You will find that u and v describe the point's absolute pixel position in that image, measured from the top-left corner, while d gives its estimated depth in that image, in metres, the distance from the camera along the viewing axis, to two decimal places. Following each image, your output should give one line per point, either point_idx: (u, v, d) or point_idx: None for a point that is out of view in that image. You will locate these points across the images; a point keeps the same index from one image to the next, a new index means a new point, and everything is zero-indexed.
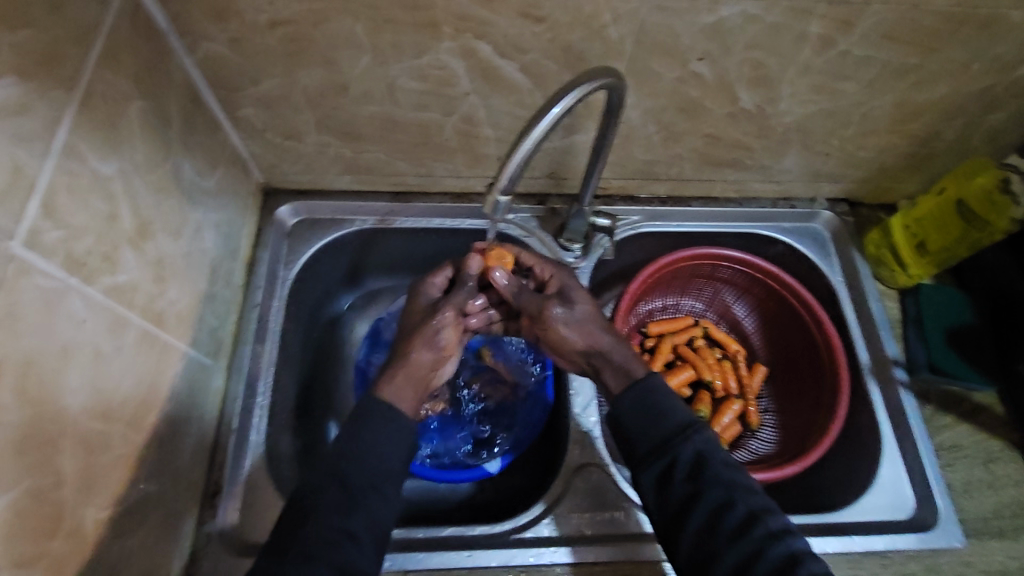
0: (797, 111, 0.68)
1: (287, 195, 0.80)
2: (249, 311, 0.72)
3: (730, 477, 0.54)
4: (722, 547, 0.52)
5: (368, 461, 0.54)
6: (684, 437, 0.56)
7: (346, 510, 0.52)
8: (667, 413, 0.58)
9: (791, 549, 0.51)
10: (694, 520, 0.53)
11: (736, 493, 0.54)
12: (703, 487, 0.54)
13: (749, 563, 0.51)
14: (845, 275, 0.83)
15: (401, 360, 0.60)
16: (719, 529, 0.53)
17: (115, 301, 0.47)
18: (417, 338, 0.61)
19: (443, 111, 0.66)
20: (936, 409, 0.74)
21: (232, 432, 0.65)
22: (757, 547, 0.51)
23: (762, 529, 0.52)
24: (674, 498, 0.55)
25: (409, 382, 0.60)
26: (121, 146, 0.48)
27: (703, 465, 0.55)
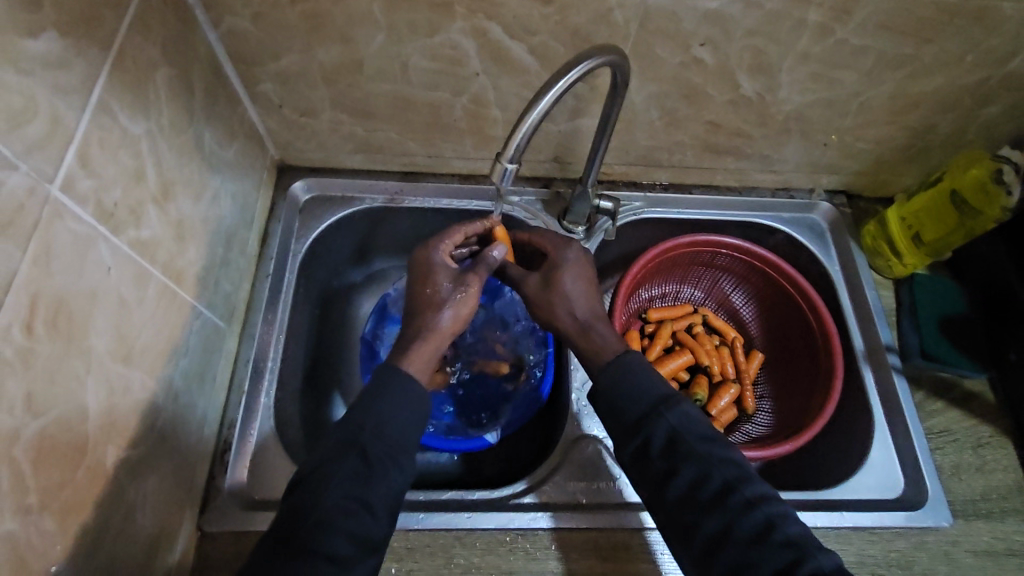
0: (796, 99, 0.71)
1: (301, 172, 0.83)
2: (262, 280, 0.75)
3: (705, 450, 0.55)
4: (701, 516, 0.53)
5: (379, 430, 0.53)
6: (657, 415, 0.57)
7: (359, 477, 0.51)
8: (643, 390, 0.58)
9: (768, 516, 0.52)
10: (672, 492, 0.55)
11: (711, 466, 0.54)
12: (676, 463, 0.55)
13: (725, 532, 0.52)
14: (842, 264, 0.85)
15: (426, 332, 0.60)
16: (695, 501, 0.54)
17: (138, 253, 0.50)
18: (443, 305, 0.61)
19: (454, 91, 0.69)
20: (928, 395, 0.76)
21: (242, 395, 0.67)
22: (734, 516, 0.52)
23: (738, 499, 0.52)
24: (652, 474, 0.56)
25: (433, 352, 0.60)
26: (148, 108, 0.51)
27: (678, 440, 0.55)
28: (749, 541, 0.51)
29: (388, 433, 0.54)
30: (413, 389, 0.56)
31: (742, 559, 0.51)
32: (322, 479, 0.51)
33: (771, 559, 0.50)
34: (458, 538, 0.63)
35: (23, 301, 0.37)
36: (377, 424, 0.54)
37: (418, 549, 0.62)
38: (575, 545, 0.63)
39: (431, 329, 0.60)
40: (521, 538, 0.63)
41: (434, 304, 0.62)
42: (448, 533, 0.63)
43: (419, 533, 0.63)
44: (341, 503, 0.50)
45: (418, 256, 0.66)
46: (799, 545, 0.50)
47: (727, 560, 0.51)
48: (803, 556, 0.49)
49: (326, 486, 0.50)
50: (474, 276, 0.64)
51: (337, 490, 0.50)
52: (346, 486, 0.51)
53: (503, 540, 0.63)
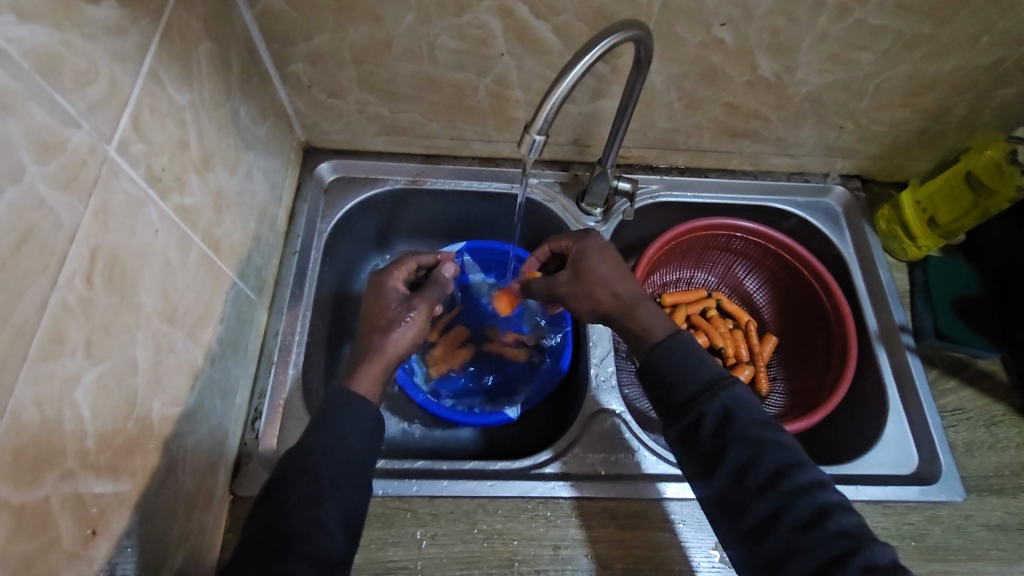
0: (814, 81, 0.72)
1: (326, 153, 0.85)
2: (289, 256, 0.77)
3: (759, 434, 0.55)
4: (752, 499, 0.54)
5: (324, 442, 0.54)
6: (709, 394, 0.58)
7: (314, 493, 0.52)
8: (695, 370, 0.59)
9: (821, 504, 0.52)
10: (723, 472, 0.55)
11: (763, 449, 0.55)
12: (728, 442, 0.55)
13: (775, 516, 0.52)
14: (856, 247, 0.86)
15: (375, 351, 0.63)
16: (745, 482, 0.54)
17: (182, 220, 0.52)
18: (394, 327, 0.65)
19: (479, 72, 0.71)
20: (941, 373, 0.77)
21: (272, 366, 0.70)
22: (785, 500, 0.52)
23: (790, 484, 0.53)
24: (701, 452, 0.57)
25: (382, 370, 0.63)
26: (191, 80, 0.53)
27: (730, 420, 0.56)
28: (800, 527, 0.51)
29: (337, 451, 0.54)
30: (361, 405, 0.58)
31: (793, 546, 0.51)
32: (280, 502, 0.51)
33: (823, 545, 0.50)
34: (480, 505, 0.65)
35: (84, 253, 0.39)
36: (323, 442, 0.54)
37: (442, 515, 0.64)
38: (596, 513, 0.65)
39: (380, 348, 0.63)
40: (542, 506, 0.65)
41: (386, 327, 0.65)
42: (471, 501, 0.65)
43: (443, 499, 0.64)
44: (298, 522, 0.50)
45: (374, 283, 0.71)
46: (853, 535, 0.50)
47: (776, 544, 0.51)
48: (857, 546, 0.49)
49: (280, 508, 0.51)
50: (422, 301, 0.69)
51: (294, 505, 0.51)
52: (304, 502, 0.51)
53: (525, 507, 0.65)
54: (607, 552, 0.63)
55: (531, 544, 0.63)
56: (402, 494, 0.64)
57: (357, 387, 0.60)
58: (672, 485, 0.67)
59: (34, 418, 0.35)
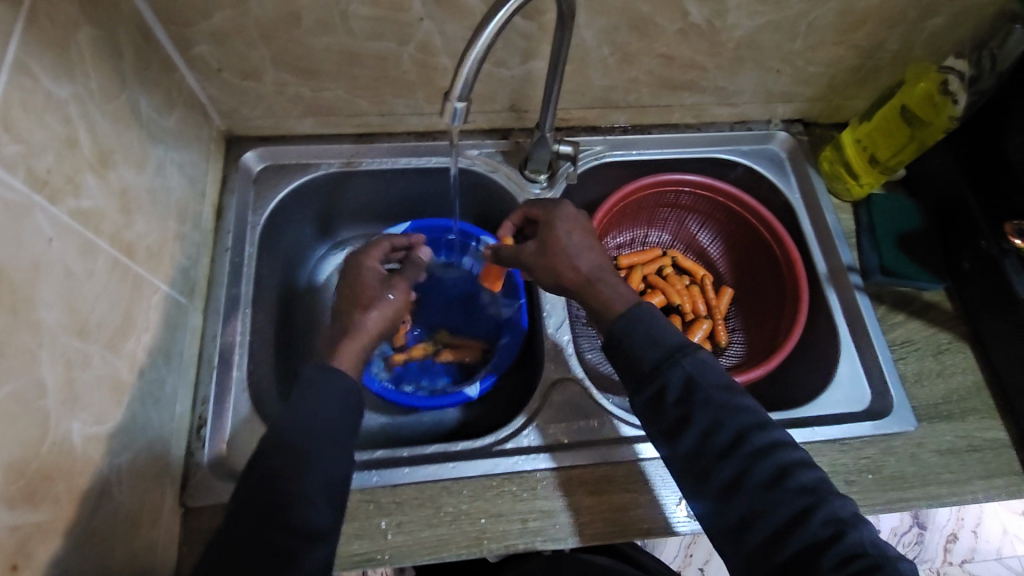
0: (746, 24, 0.70)
1: (250, 142, 0.80)
2: (221, 254, 0.73)
3: (724, 400, 0.54)
4: (717, 463, 0.53)
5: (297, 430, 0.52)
6: (671, 361, 0.56)
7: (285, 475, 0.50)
8: (658, 337, 0.58)
9: (784, 462, 0.52)
10: (688, 437, 0.54)
11: (723, 414, 0.54)
12: (692, 409, 0.54)
13: (740, 478, 0.52)
14: (801, 192, 0.86)
15: (353, 329, 0.63)
16: (711, 447, 0.53)
17: (81, 224, 0.48)
18: (368, 308, 0.64)
19: (400, 40, 0.67)
20: (889, 308, 0.78)
21: (213, 370, 0.67)
22: (749, 461, 0.52)
23: (754, 446, 0.52)
24: (665, 420, 0.56)
25: (361, 346, 0.62)
26: (72, 71, 0.48)
27: (694, 387, 0.55)
28: (765, 487, 0.51)
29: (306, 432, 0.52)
30: (340, 376, 0.56)
31: (757, 505, 0.51)
32: (259, 493, 0.49)
33: (787, 503, 0.50)
34: (444, 488, 0.63)
35: None
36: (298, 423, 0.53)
37: (406, 502, 0.62)
38: (563, 483, 0.64)
39: (357, 326, 0.63)
40: (507, 481, 0.64)
41: (365, 304, 0.65)
42: (434, 484, 0.63)
43: (406, 486, 0.63)
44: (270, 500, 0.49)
45: (351, 263, 0.70)
46: (816, 491, 0.50)
47: (742, 505, 0.51)
48: (821, 501, 0.50)
49: (257, 497, 0.49)
50: (403, 281, 0.69)
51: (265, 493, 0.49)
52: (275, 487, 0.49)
53: (490, 485, 0.64)
54: (577, 520, 0.63)
55: (499, 520, 0.62)
56: (363, 487, 0.63)
57: (340, 362, 0.60)
58: (638, 445, 0.67)
59: None
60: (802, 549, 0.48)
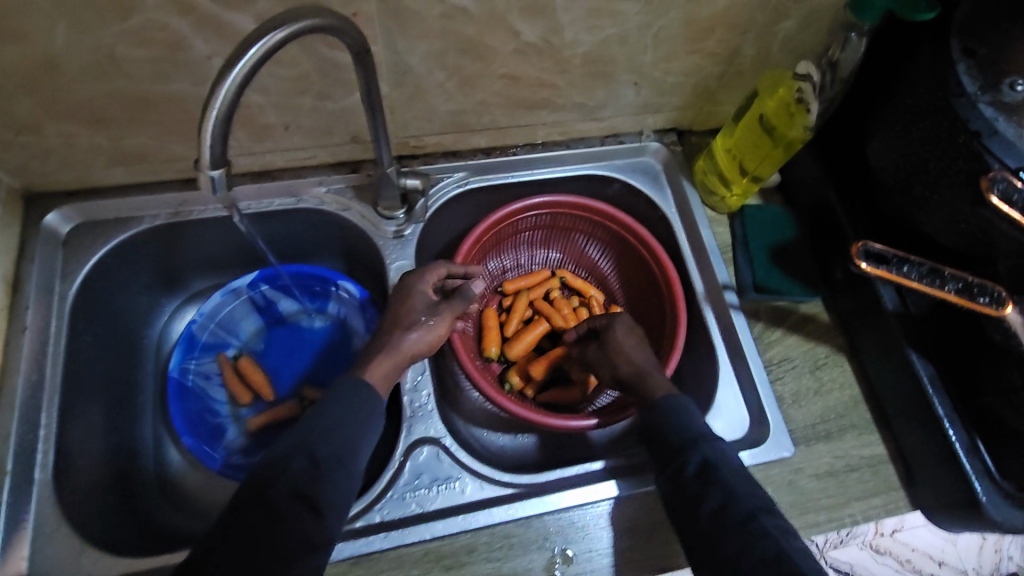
0: (586, 39, 0.65)
1: (55, 199, 0.70)
2: (18, 334, 0.64)
3: (736, 479, 0.56)
4: (716, 541, 0.53)
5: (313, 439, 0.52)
6: (699, 445, 0.58)
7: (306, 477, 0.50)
8: (683, 424, 0.61)
9: (784, 546, 0.50)
10: (701, 514, 0.54)
11: (739, 492, 0.54)
12: (706, 485, 0.55)
13: (741, 554, 0.50)
14: (678, 206, 0.82)
15: (390, 344, 0.60)
16: (721, 521, 0.53)
17: None
18: (410, 328, 0.61)
19: (194, 81, 0.58)
20: (767, 325, 0.75)
21: (5, 476, 0.58)
22: (750, 539, 0.51)
23: (758, 525, 0.52)
24: (685, 495, 0.56)
25: (396, 365, 0.61)
26: None
27: (712, 466, 0.57)
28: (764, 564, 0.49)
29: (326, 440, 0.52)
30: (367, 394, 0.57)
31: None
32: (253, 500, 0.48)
33: None
34: None
35: None
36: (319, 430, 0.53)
37: None
38: (417, 560, 0.59)
39: (395, 344, 0.61)
40: (355, 565, 0.58)
41: (402, 324, 0.62)
42: None
43: None
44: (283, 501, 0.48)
45: (403, 280, 0.65)
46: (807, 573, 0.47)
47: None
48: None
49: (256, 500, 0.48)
50: (450, 309, 0.64)
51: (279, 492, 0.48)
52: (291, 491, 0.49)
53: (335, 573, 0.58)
54: None
55: None
56: None
57: (369, 376, 0.59)
58: (499, 508, 0.62)
59: None
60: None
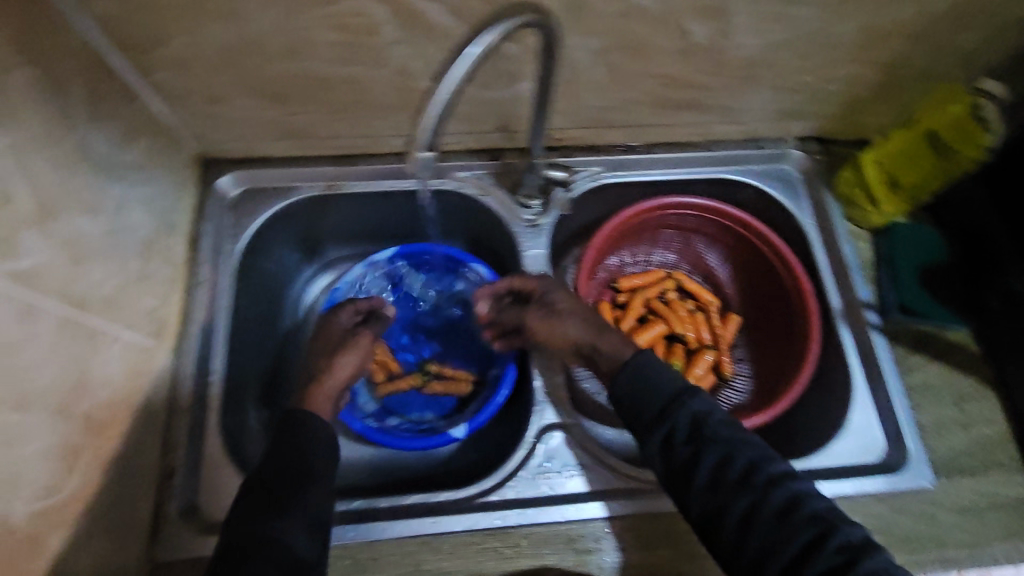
0: (755, 42, 0.63)
1: (226, 165, 0.76)
2: (195, 289, 0.69)
3: (728, 439, 0.53)
4: (727, 502, 0.51)
5: (307, 459, 0.57)
6: (678, 403, 0.55)
7: (302, 484, 0.56)
8: (654, 386, 0.57)
9: (796, 491, 0.50)
10: (699, 477, 0.52)
11: (737, 445, 0.53)
12: (699, 449, 0.53)
13: (756, 508, 0.50)
14: (816, 218, 0.80)
15: (320, 377, 0.67)
16: (729, 480, 0.51)
17: (17, 289, 0.44)
18: (337, 355, 0.70)
19: (373, 65, 0.61)
20: (909, 350, 0.72)
21: (184, 415, 0.64)
22: (762, 494, 0.50)
23: (770, 477, 0.51)
24: (676, 460, 0.53)
25: (327, 394, 0.66)
26: (5, 121, 0.44)
27: (700, 426, 0.54)
28: (779, 516, 0.49)
29: (302, 454, 0.58)
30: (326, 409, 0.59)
31: (771, 536, 0.49)
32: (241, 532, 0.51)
33: (804, 530, 0.48)
34: (424, 544, 0.61)
35: None
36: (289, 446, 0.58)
37: (383, 559, 0.60)
38: (549, 539, 0.61)
39: (322, 377, 0.67)
40: (491, 537, 0.61)
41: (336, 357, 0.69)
42: (413, 540, 0.61)
43: (385, 541, 0.60)
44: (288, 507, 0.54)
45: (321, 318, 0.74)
46: (825, 517, 0.49)
47: (760, 540, 0.49)
48: (831, 530, 0.48)
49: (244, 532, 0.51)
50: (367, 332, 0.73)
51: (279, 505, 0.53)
52: (288, 497, 0.54)
53: (472, 542, 0.61)
54: None
55: None
56: (339, 540, 0.60)
57: (311, 406, 0.64)
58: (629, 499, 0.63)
59: None
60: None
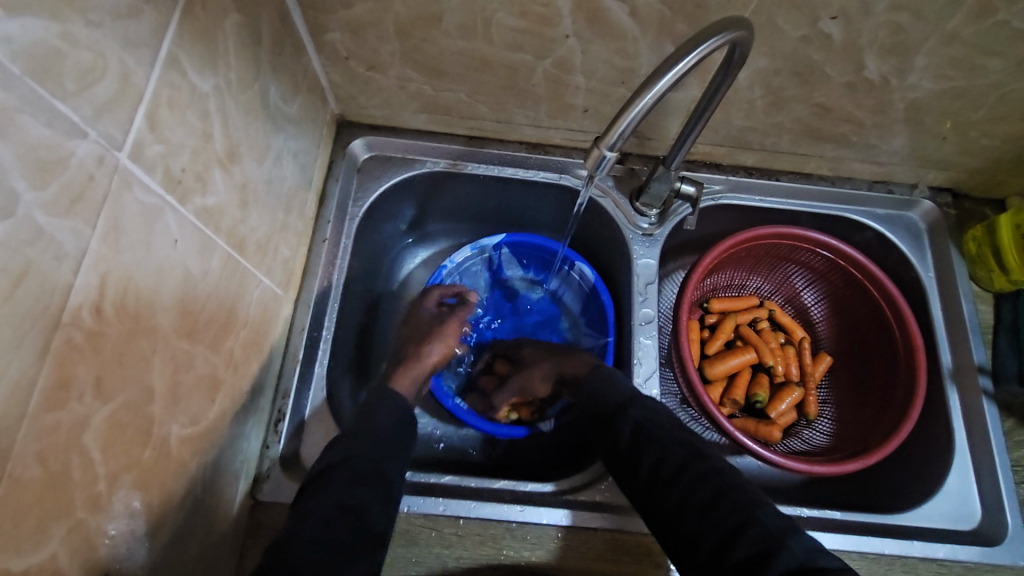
0: (926, 86, 0.62)
1: (361, 129, 0.78)
2: (318, 245, 0.72)
3: (670, 439, 0.57)
4: (661, 493, 0.54)
5: (367, 460, 0.53)
6: (621, 415, 0.60)
7: (356, 484, 0.51)
8: (608, 394, 0.62)
9: (720, 488, 0.52)
10: (640, 476, 0.56)
11: (670, 446, 0.56)
12: (640, 450, 0.57)
13: (684, 502, 0.52)
14: (937, 272, 0.77)
15: (414, 360, 0.67)
16: (661, 480, 0.55)
17: (204, 222, 0.47)
18: (427, 344, 0.69)
19: (539, 54, 0.62)
20: (1018, 424, 0.71)
21: (296, 365, 0.66)
22: (690, 488, 0.53)
23: (700, 470, 0.54)
24: (620, 462, 0.58)
25: (416, 376, 0.66)
26: (216, 62, 0.46)
27: (642, 431, 0.58)
28: (706, 507, 0.51)
29: (370, 447, 0.54)
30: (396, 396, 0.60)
31: (699, 527, 0.51)
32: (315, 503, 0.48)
33: (721, 522, 0.50)
34: (509, 530, 0.62)
35: (93, 282, 0.34)
36: (364, 431, 0.55)
37: (469, 537, 0.62)
38: (630, 546, 0.62)
39: (419, 355, 0.68)
40: (574, 536, 0.62)
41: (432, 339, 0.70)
42: (499, 524, 0.62)
43: (471, 521, 0.62)
44: (330, 510, 0.48)
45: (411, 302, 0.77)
46: (746, 510, 0.50)
47: (691, 531, 0.51)
48: (749, 521, 0.49)
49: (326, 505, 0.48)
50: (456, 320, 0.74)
51: (327, 499, 0.49)
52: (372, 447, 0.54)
53: (555, 536, 0.62)
54: None
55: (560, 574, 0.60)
56: (426, 513, 0.62)
57: (397, 387, 0.64)
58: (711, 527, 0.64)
59: (36, 476, 0.31)
60: (747, 564, 0.47)
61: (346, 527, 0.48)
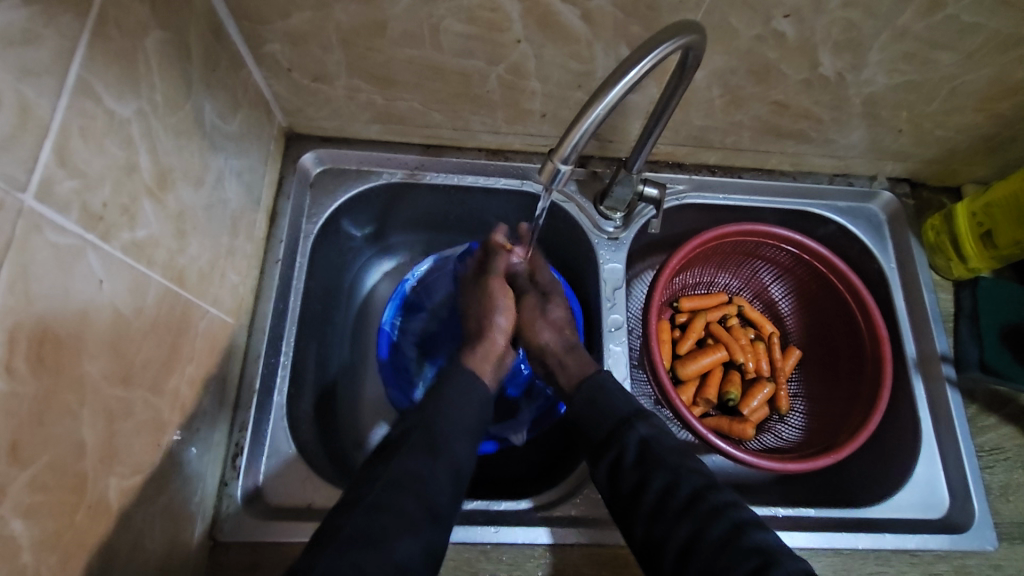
0: (880, 81, 0.62)
1: (311, 142, 0.74)
2: (271, 266, 0.68)
3: (678, 465, 0.56)
4: (668, 523, 0.53)
5: (433, 460, 0.53)
6: (630, 429, 0.58)
7: (414, 485, 0.50)
8: (613, 406, 0.61)
9: (736, 521, 0.52)
10: (647, 501, 0.55)
11: (680, 472, 0.55)
12: (649, 474, 0.56)
13: (696, 536, 0.52)
14: (898, 261, 0.78)
15: (483, 340, 0.69)
16: (670, 508, 0.54)
17: (135, 257, 0.43)
18: (491, 317, 0.70)
19: (491, 61, 0.60)
20: (981, 409, 0.72)
21: (254, 394, 0.63)
22: (703, 521, 0.52)
23: (710, 504, 0.53)
24: (624, 486, 0.56)
25: (488, 356, 0.68)
26: (138, 84, 0.43)
27: (651, 453, 0.57)
28: (721, 543, 0.51)
29: (437, 450, 0.53)
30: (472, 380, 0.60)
31: (711, 564, 0.50)
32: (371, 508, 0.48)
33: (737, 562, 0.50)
34: (484, 552, 0.60)
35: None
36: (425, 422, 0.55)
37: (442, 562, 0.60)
38: (607, 560, 0.61)
39: (486, 333, 0.69)
40: (549, 554, 0.60)
41: (491, 313, 0.71)
42: (472, 548, 0.60)
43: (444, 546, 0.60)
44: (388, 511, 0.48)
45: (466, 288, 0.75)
46: (762, 549, 0.50)
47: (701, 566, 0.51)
48: (769, 561, 0.49)
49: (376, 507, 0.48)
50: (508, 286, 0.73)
51: (377, 492, 0.49)
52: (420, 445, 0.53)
53: (532, 555, 0.60)
54: None
55: None
56: None
57: (474, 366, 0.66)
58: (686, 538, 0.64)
59: None
60: None
61: (398, 515, 0.48)
